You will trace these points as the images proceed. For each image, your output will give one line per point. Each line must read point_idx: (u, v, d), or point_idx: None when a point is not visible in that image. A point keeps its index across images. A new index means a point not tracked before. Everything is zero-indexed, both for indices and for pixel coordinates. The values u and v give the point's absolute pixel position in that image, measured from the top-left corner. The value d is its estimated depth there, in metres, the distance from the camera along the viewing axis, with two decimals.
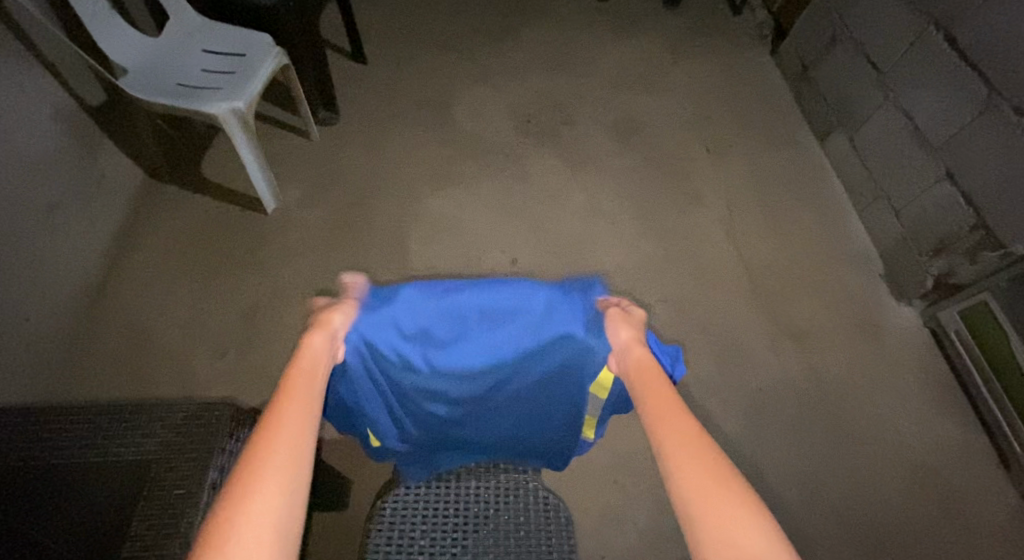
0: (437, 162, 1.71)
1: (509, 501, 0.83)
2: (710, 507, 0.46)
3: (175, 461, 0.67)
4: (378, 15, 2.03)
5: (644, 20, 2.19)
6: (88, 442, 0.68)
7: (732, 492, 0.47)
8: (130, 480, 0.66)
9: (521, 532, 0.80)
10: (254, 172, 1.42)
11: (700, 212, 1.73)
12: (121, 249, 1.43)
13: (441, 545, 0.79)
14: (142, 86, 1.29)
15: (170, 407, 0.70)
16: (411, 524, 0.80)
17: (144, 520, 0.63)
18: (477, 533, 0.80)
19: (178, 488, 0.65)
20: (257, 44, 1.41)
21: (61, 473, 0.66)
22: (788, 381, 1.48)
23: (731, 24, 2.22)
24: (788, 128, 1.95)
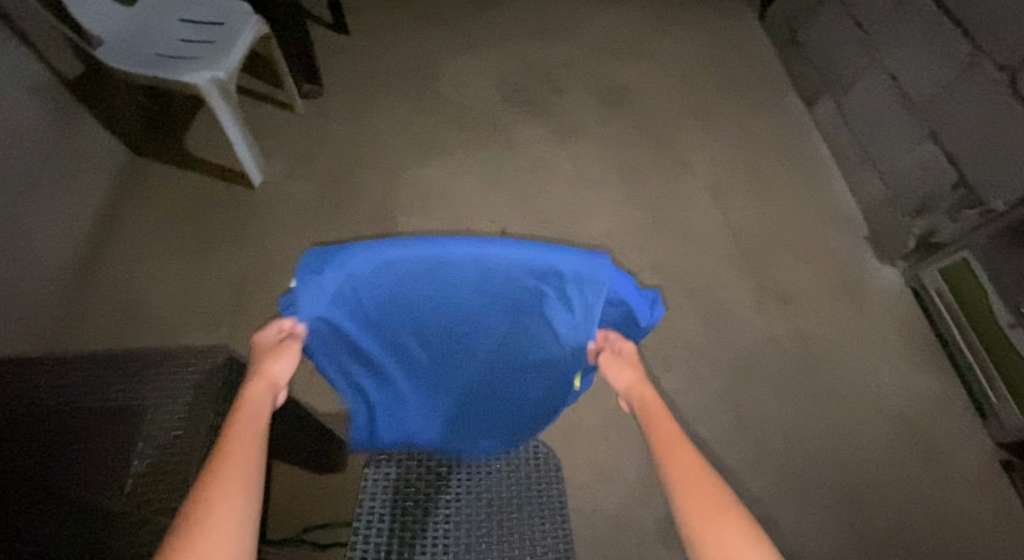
0: (424, 133, 1.70)
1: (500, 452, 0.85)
2: (707, 533, 0.49)
3: (172, 404, 0.68)
4: None
5: None
6: (86, 388, 0.68)
7: (726, 514, 0.50)
8: (127, 424, 0.66)
9: (513, 477, 0.84)
10: (238, 144, 1.42)
11: (687, 178, 1.73)
12: (109, 224, 1.43)
13: (437, 492, 0.82)
14: (120, 56, 1.27)
15: (166, 352, 0.71)
16: (406, 478, 0.82)
17: (143, 460, 0.64)
18: (471, 479, 0.84)
19: (176, 428, 0.66)
20: (236, 13, 1.39)
21: (61, 415, 0.66)
22: (773, 342, 1.51)
23: None
24: (775, 94, 1.94)
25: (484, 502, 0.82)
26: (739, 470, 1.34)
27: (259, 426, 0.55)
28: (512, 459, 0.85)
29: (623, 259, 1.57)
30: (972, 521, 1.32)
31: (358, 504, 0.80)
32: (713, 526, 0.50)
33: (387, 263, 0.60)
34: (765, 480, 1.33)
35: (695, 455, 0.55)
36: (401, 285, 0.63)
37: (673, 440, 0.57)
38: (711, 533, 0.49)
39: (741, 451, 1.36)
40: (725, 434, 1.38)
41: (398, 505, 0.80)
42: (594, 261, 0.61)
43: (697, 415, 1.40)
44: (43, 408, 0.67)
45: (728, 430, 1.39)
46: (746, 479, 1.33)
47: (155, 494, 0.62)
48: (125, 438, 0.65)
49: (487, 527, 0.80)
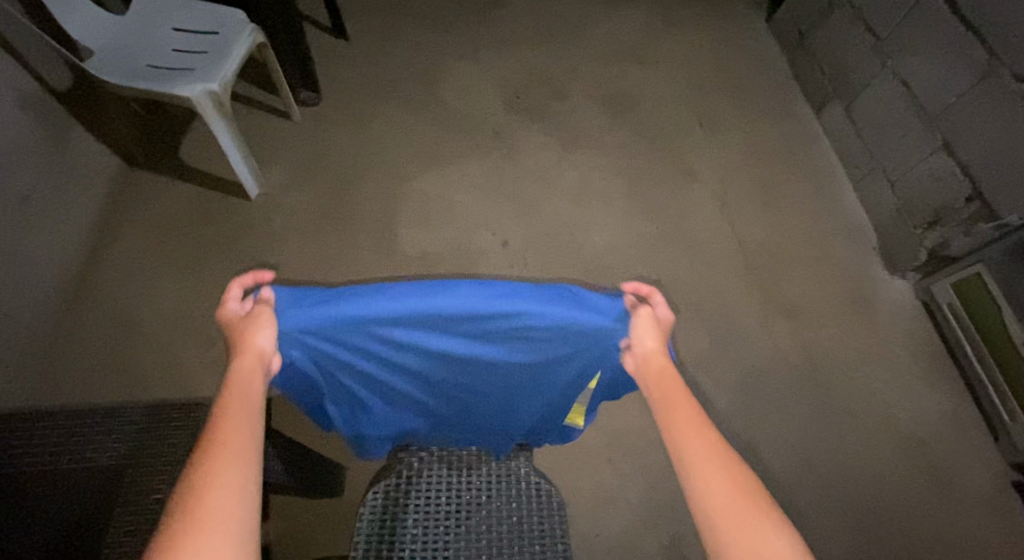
0: (424, 142, 1.66)
1: (502, 489, 0.82)
2: (731, 518, 0.47)
3: (153, 466, 0.63)
4: None
5: None
6: (59, 449, 0.63)
7: (752, 499, 0.48)
8: (107, 486, 0.62)
9: (513, 518, 0.80)
10: (234, 156, 1.38)
11: (694, 188, 1.69)
12: (103, 239, 1.40)
13: (434, 533, 0.79)
14: (111, 69, 1.23)
15: (147, 410, 0.67)
16: (402, 514, 0.79)
17: (121, 523, 0.59)
18: (469, 519, 0.80)
19: (156, 492, 0.61)
20: (230, 22, 1.35)
21: (31, 480, 0.61)
22: (781, 358, 1.47)
23: None
24: (783, 99, 1.90)
25: (482, 545, 0.78)
26: None
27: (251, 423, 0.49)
28: (512, 498, 0.82)
29: (627, 273, 1.53)
30: (985, 544, 1.29)
31: (355, 543, 0.77)
32: (738, 506, 0.48)
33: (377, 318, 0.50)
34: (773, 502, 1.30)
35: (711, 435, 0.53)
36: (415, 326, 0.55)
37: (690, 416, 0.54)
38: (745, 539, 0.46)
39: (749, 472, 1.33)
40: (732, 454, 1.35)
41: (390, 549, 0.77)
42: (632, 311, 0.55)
43: None
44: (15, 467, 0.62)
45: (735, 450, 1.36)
46: None
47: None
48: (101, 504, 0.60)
49: None
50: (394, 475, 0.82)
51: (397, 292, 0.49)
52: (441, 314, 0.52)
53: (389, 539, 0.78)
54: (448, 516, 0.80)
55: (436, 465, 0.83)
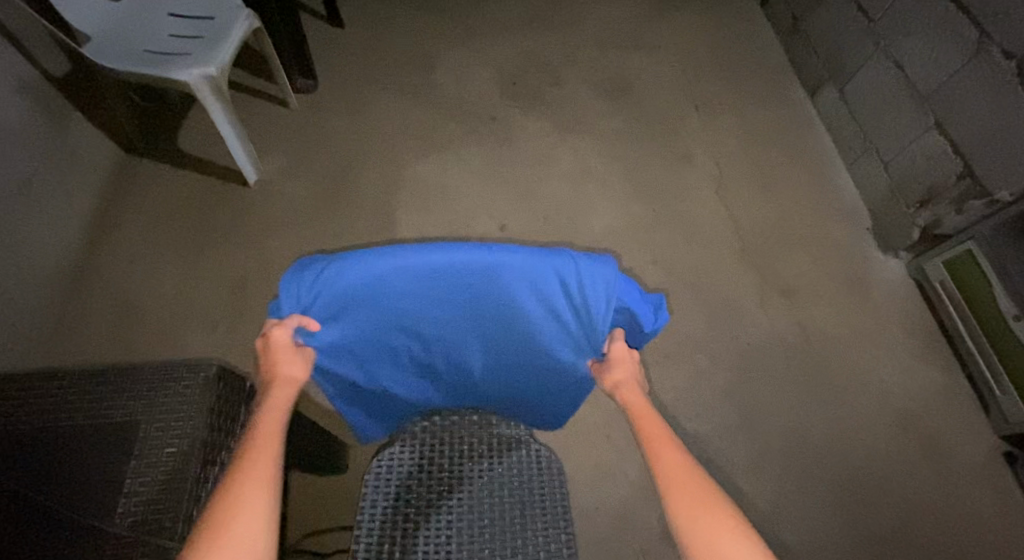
0: (421, 128, 1.67)
1: (502, 454, 0.84)
2: (692, 526, 0.52)
3: (164, 421, 0.62)
4: None
5: None
6: (74, 404, 0.63)
7: (711, 510, 0.53)
8: (120, 440, 0.61)
9: (515, 482, 0.82)
10: (232, 142, 1.39)
11: (690, 171, 1.70)
12: (104, 226, 1.41)
13: (438, 497, 0.81)
14: (109, 54, 1.24)
15: (157, 366, 0.65)
16: (405, 479, 0.81)
17: (137, 476, 0.59)
18: (472, 484, 0.82)
19: (168, 447, 0.61)
20: (227, 7, 1.36)
21: (46, 433, 0.61)
22: (776, 336, 1.49)
23: None
24: (778, 83, 1.91)
25: (485, 509, 0.80)
26: (744, 467, 1.33)
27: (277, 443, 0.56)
28: (513, 464, 0.84)
29: (624, 255, 1.55)
30: (976, 514, 1.32)
31: (364, 506, 0.79)
32: (699, 515, 0.53)
33: (383, 278, 0.58)
34: (769, 476, 1.33)
35: (680, 454, 0.59)
36: (397, 292, 0.60)
37: (660, 438, 0.61)
38: (701, 528, 0.52)
39: (746, 448, 1.35)
40: (729, 430, 1.37)
41: (395, 511, 0.79)
42: (597, 264, 0.59)
43: (700, 412, 1.39)
44: (23, 428, 0.61)
45: (732, 426, 1.38)
46: (750, 475, 1.33)
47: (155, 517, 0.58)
48: (115, 457, 0.60)
49: (490, 530, 0.79)
50: (397, 443, 0.83)
51: (404, 253, 0.57)
52: (426, 274, 0.59)
53: (395, 501, 0.80)
54: (451, 482, 0.82)
55: (438, 431, 0.85)
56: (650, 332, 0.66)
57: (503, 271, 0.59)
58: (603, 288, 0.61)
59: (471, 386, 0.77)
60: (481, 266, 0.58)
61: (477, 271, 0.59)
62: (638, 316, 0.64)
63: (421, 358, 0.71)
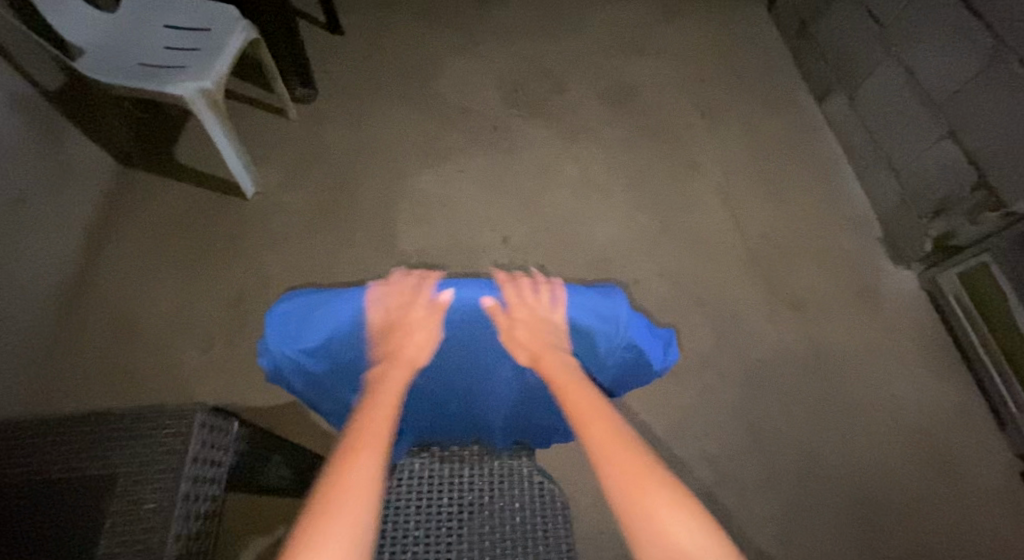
0: (422, 137, 1.64)
1: (504, 487, 0.81)
2: (628, 491, 0.52)
3: (143, 473, 0.60)
4: None
5: None
6: (52, 457, 0.60)
7: (648, 475, 0.53)
8: (98, 495, 0.59)
9: (517, 518, 0.79)
10: (229, 155, 1.37)
11: (696, 181, 1.67)
12: (100, 241, 1.39)
13: (436, 535, 0.78)
14: (103, 68, 1.22)
15: (138, 413, 0.62)
16: (403, 516, 0.78)
17: (115, 534, 0.57)
18: (473, 520, 0.79)
19: (147, 502, 0.58)
20: (223, 18, 1.33)
21: (27, 487, 0.59)
22: (786, 352, 1.45)
23: None
24: (786, 89, 1.87)
25: (486, 547, 0.77)
26: (755, 488, 1.30)
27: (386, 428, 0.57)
28: (517, 499, 0.81)
29: (629, 268, 1.52)
30: (995, 537, 1.28)
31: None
32: (639, 484, 0.52)
33: None
34: (780, 498, 1.29)
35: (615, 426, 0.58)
36: None
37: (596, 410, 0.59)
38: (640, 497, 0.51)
39: (756, 469, 1.32)
40: (738, 449, 1.34)
41: (392, 549, 0.76)
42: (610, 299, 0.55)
43: (708, 430, 1.36)
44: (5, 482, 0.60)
45: (741, 445, 1.34)
46: (761, 496, 1.29)
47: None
48: (93, 514, 0.58)
49: None
50: (394, 477, 0.81)
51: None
52: None
53: (392, 541, 0.77)
54: (450, 518, 0.79)
55: (436, 466, 0.82)
56: (659, 369, 0.60)
57: None
58: (614, 327, 0.55)
59: (477, 418, 0.75)
60: None
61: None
62: (647, 353, 0.58)
63: (424, 387, 0.68)
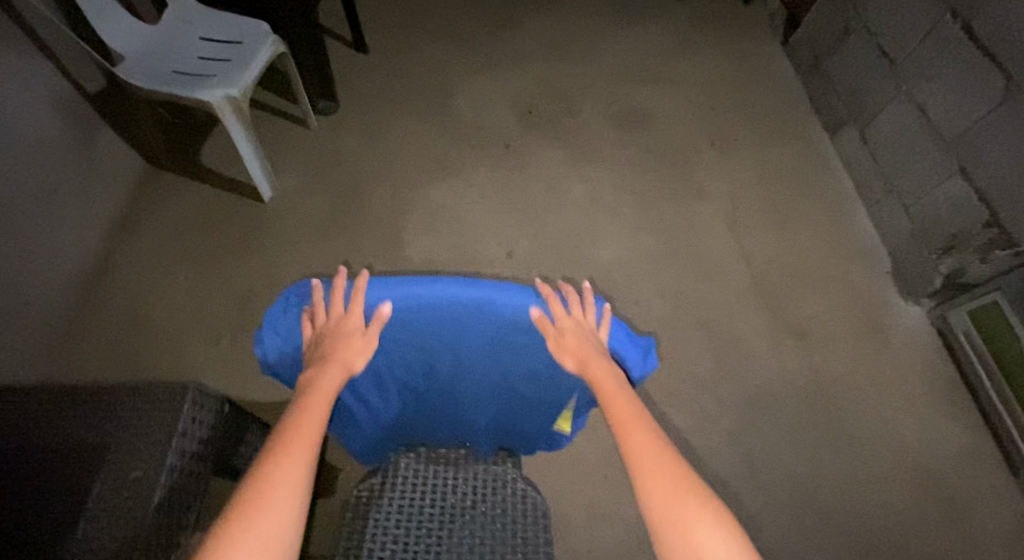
0: (435, 152, 1.69)
1: (487, 493, 0.82)
2: (672, 510, 0.48)
3: (133, 445, 0.62)
4: (376, 5, 2.00)
5: (651, 9, 2.13)
6: (47, 421, 0.63)
7: (691, 489, 0.49)
8: (88, 461, 0.61)
9: (497, 523, 0.80)
10: (250, 161, 1.43)
11: (702, 206, 1.68)
12: (122, 236, 1.46)
13: (417, 535, 0.78)
14: (139, 74, 1.30)
15: (136, 388, 0.66)
16: (386, 513, 0.79)
17: (100, 500, 0.59)
18: (453, 523, 0.80)
19: (135, 472, 0.61)
20: (254, 32, 1.41)
21: (21, 449, 0.62)
22: (787, 379, 1.44)
23: (739, 15, 2.13)
24: (797, 121, 1.89)
25: (465, 550, 0.78)
26: (750, 516, 1.28)
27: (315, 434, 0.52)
28: (499, 504, 0.82)
29: (631, 288, 1.53)
30: None
31: (344, 538, 0.78)
32: (680, 503, 0.48)
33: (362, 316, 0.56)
34: (776, 528, 1.27)
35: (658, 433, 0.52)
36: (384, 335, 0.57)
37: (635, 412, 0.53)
38: (675, 518, 0.47)
39: (751, 497, 1.30)
40: (733, 475, 1.32)
41: (372, 544, 0.77)
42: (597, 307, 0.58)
43: (703, 454, 1.34)
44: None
45: (737, 472, 1.33)
46: (756, 525, 1.27)
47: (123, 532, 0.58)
48: (81, 479, 0.60)
49: None
50: (378, 475, 0.82)
51: (388, 284, 0.54)
52: (411, 317, 0.55)
53: (372, 537, 0.78)
54: (432, 519, 0.80)
55: (421, 466, 0.84)
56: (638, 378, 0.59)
57: (491, 317, 0.54)
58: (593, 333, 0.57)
59: (459, 421, 0.77)
60: (469, 311, 0.54)
61: (463, 307, 0.53)
62: (624, 358, 0.57)
63: (406, 393, 0.70)
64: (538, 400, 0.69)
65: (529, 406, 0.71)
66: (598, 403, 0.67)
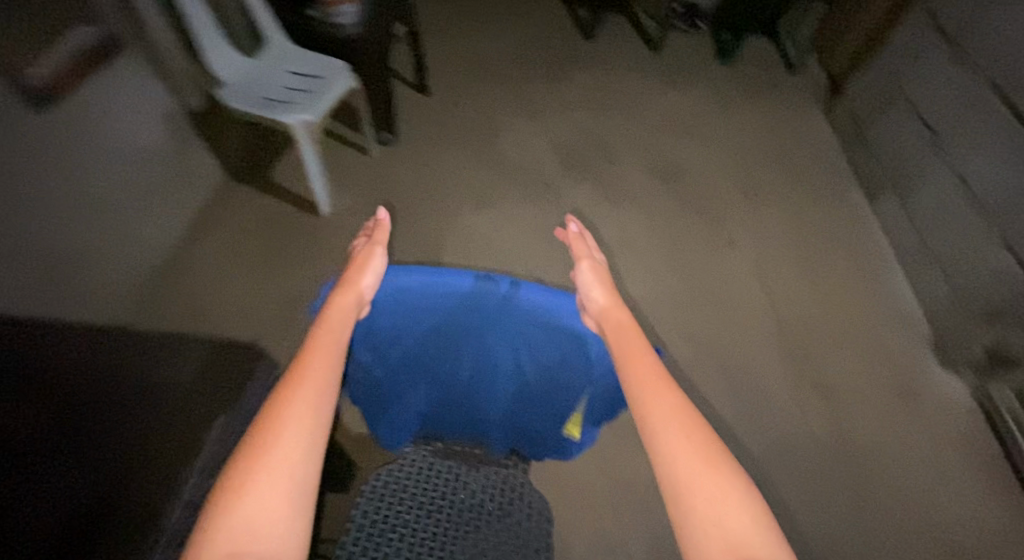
0: (479, 186, 1.81)
1: (496, 494, 0.84)
2: (695, 475, 0.54)
3: None
4: (440, 47, 2.17)
5: (699, 68, 2.21)
6: None
7: (711, 455, 0.55)
8: None
9: (502, 524, 0.81)
10: (315, 177, 1.59)
11: (732, 256, 1.71)
12: (195, 235, 1.63)
13: (424, 523, 0.80)
14: (235, 95, 1.50)
15: None
16: (396, 499, 0.81)
17: None
18: (461, 516, 0.81)
19: None
20: (334, 68, 1.59)
21: None
22: (810, 435, 1.42)
23: (785, 80, 2.18)
24: (836, 184, 1.91)
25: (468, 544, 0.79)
26: None
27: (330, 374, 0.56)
28: (506, 505, 0.83)
29: (653, 327, 1.56)
30: None
31: (352, 515, 0.80)
32: (700, 467, 0.54)
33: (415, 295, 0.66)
34: None
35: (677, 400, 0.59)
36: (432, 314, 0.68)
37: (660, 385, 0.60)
38: (704, 479, 0.54)
39: None
40: None
41: (379, 525, 0.79)
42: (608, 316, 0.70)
43: None
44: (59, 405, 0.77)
45: None
46: None
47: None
48: None
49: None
50: (394, 464, 0.85)
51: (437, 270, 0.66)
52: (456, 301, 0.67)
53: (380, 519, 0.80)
54: (440, 510, 0.81)
55: (437, 460, 0.86)
56: None
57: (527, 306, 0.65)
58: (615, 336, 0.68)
59: (478, 415, 0.81)
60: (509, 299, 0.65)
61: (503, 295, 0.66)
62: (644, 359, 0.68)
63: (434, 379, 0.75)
64: (546, 399, 0.74)
65: (545, 405, 0.75)
66: (607, 411, 0.71)
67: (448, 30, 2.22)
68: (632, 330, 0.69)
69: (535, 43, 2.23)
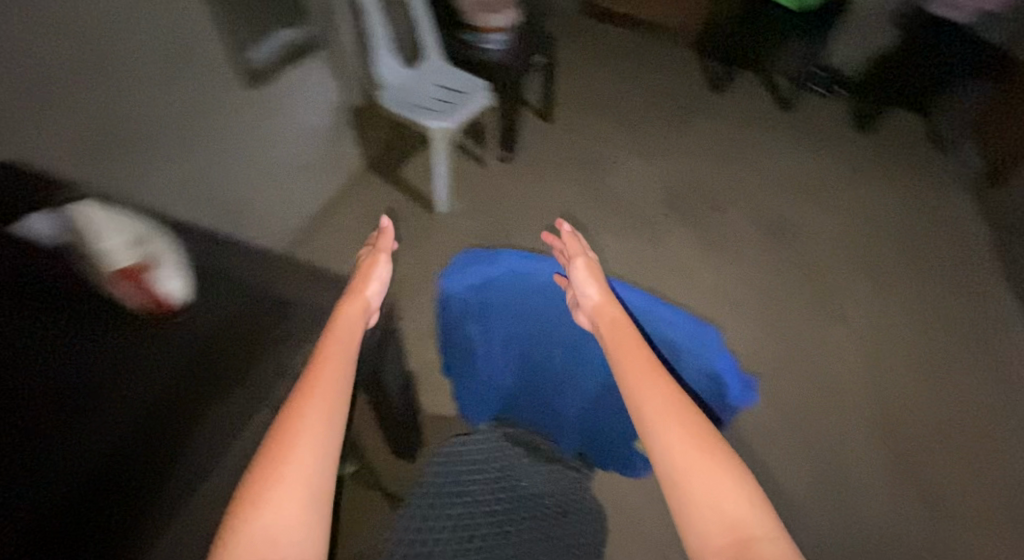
0: (583, 211, 1.88)
1: (559, 495, 0.80)
2: (692, 471, 0.52)
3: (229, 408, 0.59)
4: (570, 80, 2.30)
5: (831, 133, 2.13)
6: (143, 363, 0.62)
7: (711, 453, 0.53)
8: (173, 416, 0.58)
9: (568, 527, 0.77)
10: (441, 178, 1.77)
11: (835, 331, 1.62)
12: (330, 212, 1.87)
13: (487, 505, 0.77)
14: (392, 99, 1.72)
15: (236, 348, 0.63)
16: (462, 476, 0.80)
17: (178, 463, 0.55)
18: (526, 507, 0.77)
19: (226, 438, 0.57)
20: (477, 87, 1.78)
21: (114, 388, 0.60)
22: (891, 536, 1.30)
23: (928, 159, 2.05)
24: (971, 277, 1.75)
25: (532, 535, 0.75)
26: None
27: (341, 377, 0.56)
28: (573, 508, 0.79)
29: None
30: None
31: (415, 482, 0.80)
32: (695, 461, 0.53)
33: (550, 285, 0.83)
34: None
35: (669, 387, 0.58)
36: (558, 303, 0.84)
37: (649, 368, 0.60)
38: (696, 481, 0.52)
39: None
40: None
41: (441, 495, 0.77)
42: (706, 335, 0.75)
43: None
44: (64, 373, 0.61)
45: None
46: None
47: (146, 402, 0.59)
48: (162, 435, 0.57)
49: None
50: (468, 440, 0.84)
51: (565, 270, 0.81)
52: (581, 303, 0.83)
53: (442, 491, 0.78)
54: (506, 497, 0.78)
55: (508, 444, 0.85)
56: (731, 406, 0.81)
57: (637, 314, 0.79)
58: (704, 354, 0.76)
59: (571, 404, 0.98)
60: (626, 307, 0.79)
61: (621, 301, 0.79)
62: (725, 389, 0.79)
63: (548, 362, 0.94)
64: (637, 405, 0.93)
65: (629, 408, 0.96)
66: None
67: (580, 66, 2.35)
68: (630, 326, 0.67)
69: (662, 89, 2.28)
